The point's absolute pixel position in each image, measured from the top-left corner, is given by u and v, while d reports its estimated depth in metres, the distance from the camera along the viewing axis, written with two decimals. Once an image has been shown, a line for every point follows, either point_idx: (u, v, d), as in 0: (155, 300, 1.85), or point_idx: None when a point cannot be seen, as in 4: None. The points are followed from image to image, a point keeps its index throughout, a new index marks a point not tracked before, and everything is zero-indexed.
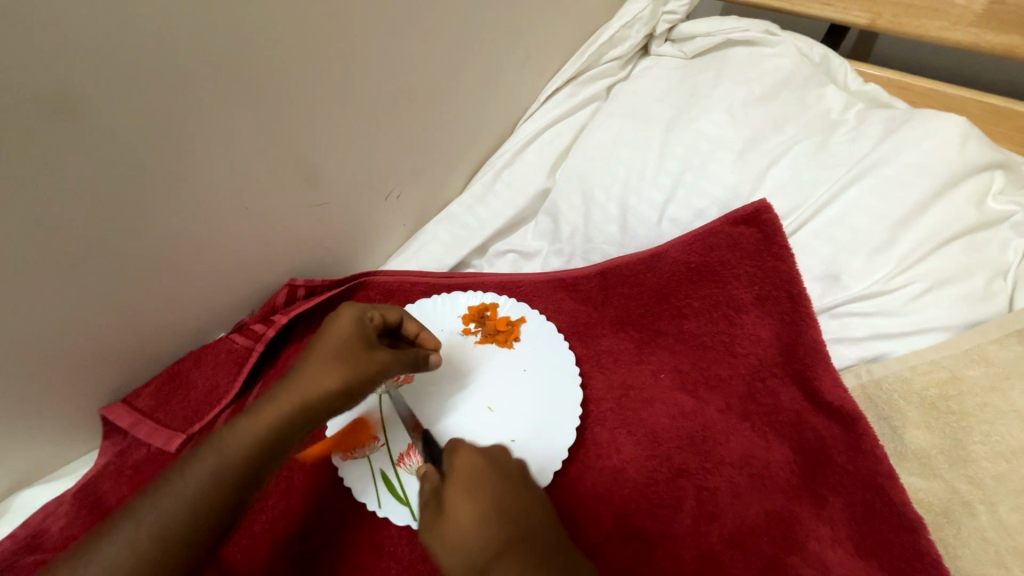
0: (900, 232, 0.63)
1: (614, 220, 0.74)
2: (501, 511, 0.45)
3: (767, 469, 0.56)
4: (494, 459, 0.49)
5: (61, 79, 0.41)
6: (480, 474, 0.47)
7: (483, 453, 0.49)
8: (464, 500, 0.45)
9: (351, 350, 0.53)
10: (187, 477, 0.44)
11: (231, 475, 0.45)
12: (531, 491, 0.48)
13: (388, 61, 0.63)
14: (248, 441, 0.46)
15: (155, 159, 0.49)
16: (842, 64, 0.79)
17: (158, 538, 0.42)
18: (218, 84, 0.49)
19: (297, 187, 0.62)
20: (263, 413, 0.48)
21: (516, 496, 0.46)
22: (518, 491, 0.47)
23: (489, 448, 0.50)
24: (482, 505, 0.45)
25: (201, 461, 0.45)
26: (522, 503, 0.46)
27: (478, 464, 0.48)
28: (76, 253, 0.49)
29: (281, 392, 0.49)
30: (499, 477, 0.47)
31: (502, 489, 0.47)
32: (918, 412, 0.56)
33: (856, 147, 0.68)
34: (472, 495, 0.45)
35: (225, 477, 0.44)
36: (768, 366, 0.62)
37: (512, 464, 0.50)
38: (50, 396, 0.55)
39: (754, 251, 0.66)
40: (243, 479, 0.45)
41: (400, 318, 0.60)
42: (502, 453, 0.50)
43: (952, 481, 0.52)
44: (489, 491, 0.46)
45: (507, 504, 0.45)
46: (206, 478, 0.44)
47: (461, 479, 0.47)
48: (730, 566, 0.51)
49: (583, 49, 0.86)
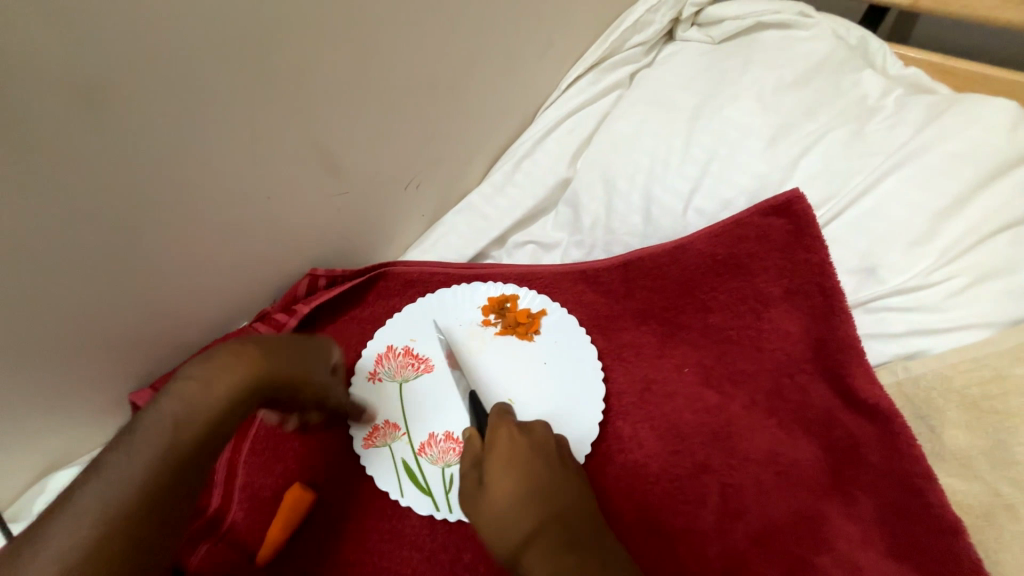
0: (941, 223, 0.60)
1: (637, 211, 0.73)
2: (543, 490, 0.49)
3: (794, 467, 0.54)
4: (532, 436, 0.52)
5: (87, 67, 0.41)
6: (521, 452, 0.50)
7: (521, 433, 0.52)
8: (506, 477, 0.49)
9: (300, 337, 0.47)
10: (103, 483, 0.37)
11: (176, 458, 0.39)
12: (566, 466, 0.51)
13: (410, 48, 0.62)
14: (191, 418, 0.40)
15: (179, 148, 0.49)
16: (880, 47, 0.75)
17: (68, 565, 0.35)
18: (241, 72, 0.49)
19: (318, 176, 0.61)
20: (175, 411, 0.40)
21: (554, 473, 0.50)
22: (555, 468, 0.50)
23: (527, 426, 0.53)
24: (527, 484, 0.49)
25: (142, 436, 0.39)
26: (561, 478, 0.50)
27: (516, 446, 0.51)
28: (104, 241, 0.49)
29: (200, 388, 0.40)
30: (540, 455, 0.51)
31: (544, 468, 0.50)
32: (958, 411, 0.54)
33: (894, 135, 0.65)
34: (516, 474, 0.49)
35: (170, 460, 0.39)
36: (796, 361, 0.60)
37: (550, 443, 0.52)
38: (80, 382, 0.56)
39: (783, 242, 0.64)
40: (168, 486, 0.38)
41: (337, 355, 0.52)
42: (539, 431, 0.53)
43: (994, 483, 0.50)
44: (532, 470, 0.49)
45: (548, 483, 0.49)
46: (126, 485, 0.37)
47: (503, 455, 0.50)
48: (754, 564, 0.50)
49: (606, 35, 0.84)
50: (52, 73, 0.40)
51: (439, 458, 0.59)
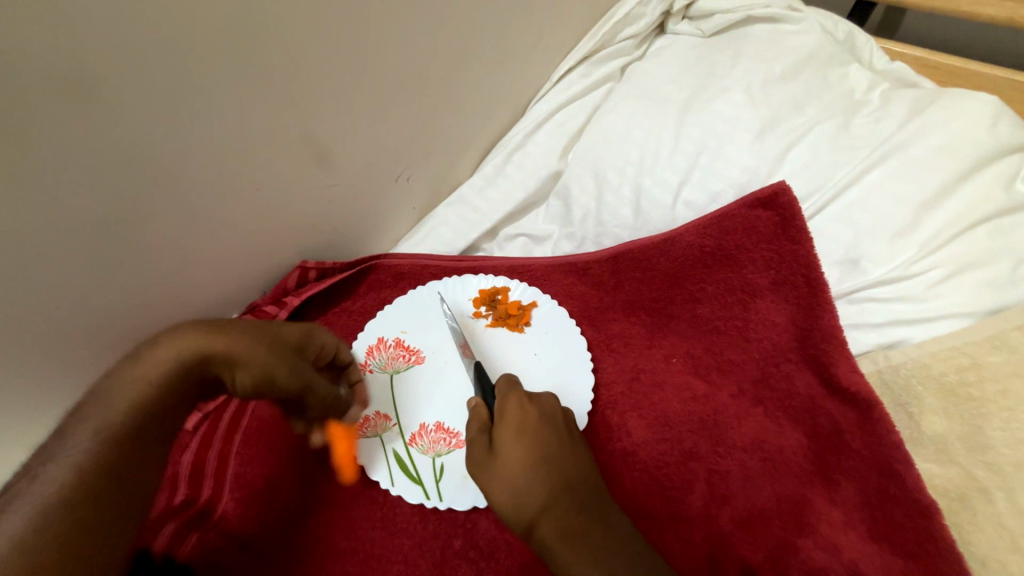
0: (924, 215, 0.61)
1: (627, 203, 0.73)
2: (556, 461, 0.46)
3: (779, 454, 0.56)
4: (541, 407, 0.50)
5: (72, 58, 0.40)
6: (533, 421, 0.48)
7: (532, 403, 0.50)
8: (520, 448, 0.46)
9: (285, 342, 0.48)
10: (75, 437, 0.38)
11: (133, 417, 0.39)
12: (573, 437, 0.50)
13: (401, 39, 0.62)
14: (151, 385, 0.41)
15: (168, 139, 0.49)
16: (867, 41, 0.76)
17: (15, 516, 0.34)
18: (230, 63, 0.49)
19: (308, 168, 0.61)
20: (168, 361, 0.41)
21: (564, 445, 0.48)
22: (565, 439, 0.49)
23: (535, 397, 0.51)
24: (542, 455, 0.46)
25: (93, 410, 0.39)
26: (572, 450, 0.48)
27: (529, 415, 0.49)
28: (91, 233, 0.49)
29: (200, 344, 0.43)
30: (551, 425, 0.49)
31: (555, 439, 0.48)
32: (937, 398, 0.55)
33: (880, 128, 0.66)
34: (529, 445, 0.46)
35: (135, 413, 0.39)
36: (782, 351, 0.61)
37: (558, 414, 0.51)
38: (69, 374, 0.56)
39: (770, 234, 0.65)
40: (133, 440, 0.39)
41: (345, 351, 0.56)
42: (548, 402, 0.51)
43: (969, 468, 0.52)
44: (544, 441, 0.47)
45: (560, 455, 0.47)
46: (48, 495, 0.35)
47: (514, 426, 0.48)
48: (739, 548, 0.52)
49: (597, 28, 0.84)
50: (37, 64, 0.39)
51: (429, 448, 0.60)
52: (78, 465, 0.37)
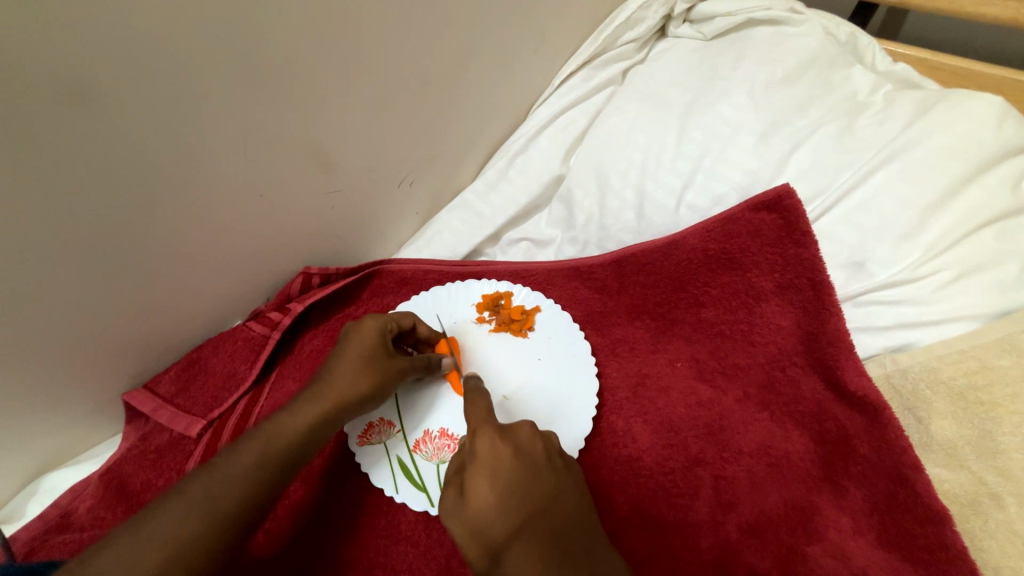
0: (930, 217, 0.60)
1: (630, 207, 0.73)
2: (532, 507, 0.42)
3: (785, 459, 0.55)
4: (520, 444, 0.45)
5: (75, 69, 0.41)
6: (507, 463, 0.44)
7: (506, 439, 0.45)
8: (491, 495, 0.42)
9: (373, 359, 0.55)
10: (231, 461, 0.45)
11: (276, 465, 0.47)
12: (556, 475, 0.45)
13: (401, 45, 0.62)
14: (289, 438, 0.48)
15: (170, 148, 0.49)
16: (870, 42, 0.76)
17: (180, 524, 0.41)
18: (230, 71, 0.49)
19: (310, 174, 0.61)
20: (306, 409, 0.51)
21: (543, 486, 0.44)
22: (545, 479, 0.44)
23: (512, 432, 0.46)
24: (514, 500, 0.42)
25: (243, 456, 0.46)
26: (551, 491, 0.44)
27: (502, 455, 0.44)
28: (94, 242, 0.49)
29: (323, 392, 0.52)
30: (525, 464, 0.44)
31: (533, 480, 0.44)
32: (946, 402, 0.54)
33: (884, 130, 0.66)
34: (504, 489, 0.42)
35: (274, 463, 0.47)
36: (788, 355, 0.61)
37: (538, 446, 0.46)
38: (72, 382, 0.56)
39: (775, 238, 0.64)
40: (286, 457, 0.48)
41: (415, 324, 0.62)
42: (525, 435, 0.46)
43: (979, 473, 0.51)
44: (521, 484, 0.43)
45: (536, 496, 0.43)
46: (191, 518, 0.42)
47: (486, 470, 0.43)
48: (747, 556, 0.51)
49: (598, 32, 0.84)
50: (39, 73, 0.39)
51: (434, 454, 0.59)
52: (235, 485, 0.44)
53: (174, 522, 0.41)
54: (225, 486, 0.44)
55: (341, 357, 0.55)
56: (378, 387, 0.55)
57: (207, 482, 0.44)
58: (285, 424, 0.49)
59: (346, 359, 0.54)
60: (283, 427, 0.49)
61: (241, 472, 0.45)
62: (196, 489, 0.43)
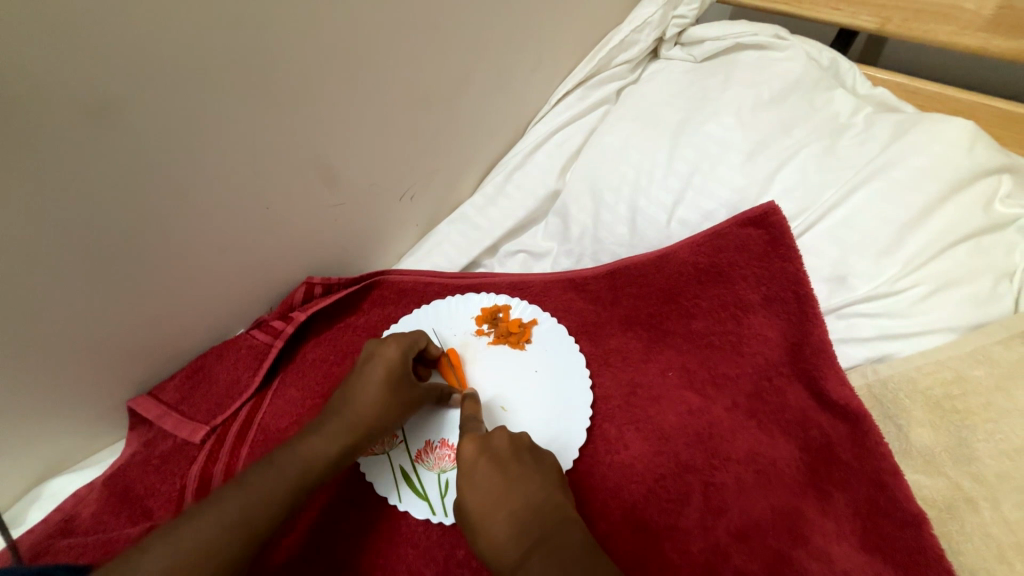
0: (907, 233, 0.63)
1: (623, 221, 0.76)
2: (497, 498, 0.47)
3: (772, 466, 0.57)
4: (492, 447, 0.50)
5: (94, 87, 0.43)
6: (478, 468, 0.49)
7: (479, 446, 0.50)
8: (471, 496, 0.48)
9: (394, 386, 0.57)
10: (261, 480, 0.47)
11: (300, 485, 0.49)
12: (521, 466, 0.49)
13: (404, 67, 0.65)
14: (313, 462, 0.51)
15: (180, 160, 0.51)
16: (851, 68, 0.80)
17: (215, 542, 0.43)
18: (239, 88, 0.51)
19: (315, 187, 0.64)
20: (330, 434, 0.53)
21: (509, 475, 0.48)
22: (512, 474, 0.48)
23: (487, 436, 0.51)
24: (488, 498, 0.47)
25: (269, 475, 0.48)
26: (515, 481, 0.48)
27: (472, 461, 0.49)
28: (102, 251, 0.51)
29: (347, 416, 0.55)
30: (495, 466, 0.49)
31: (502, 476, 0.48)
32: (924, 411, 0.57)
33: (863, 151, 0.69)
34: (474, 486, 0.48)
35: (298, 484, 0.49)
36: (774, 365, 0.63)
37: (506, 446, 0.50)
38: (77, 388, 0.57)
39: (761, 251, 0.67)
40: (312, 480, 0.50)
41: (432, 351, 0.63)
42: (499, 439, 0.51)
43: (956, 478, 0.53)
44: (489, 480, 0.48)
45: (505, 490, 0.47)
46: (218, 533, 0.43)
47: (466, 476, 0.49)
48: (734, 559, 0.53)
49: (594, 53, 0.88)
50: (55, 87, 0.41)
51: (435, 464, 0.61)
52: (261, 502, 0.46)
53: (208, 540, 0.42)
54: (256, 507, 0.46)
55: (363, 382, 0.57)
56: (399, 414, 0.57)
57: (242, 502, 0.45)
58: (310, 448, 0.51)
59: (369, 384, 0.57)
60: (307, 451, 0.51)
61: (274, 494, 0.47)
62: (227, 504, 0.45)
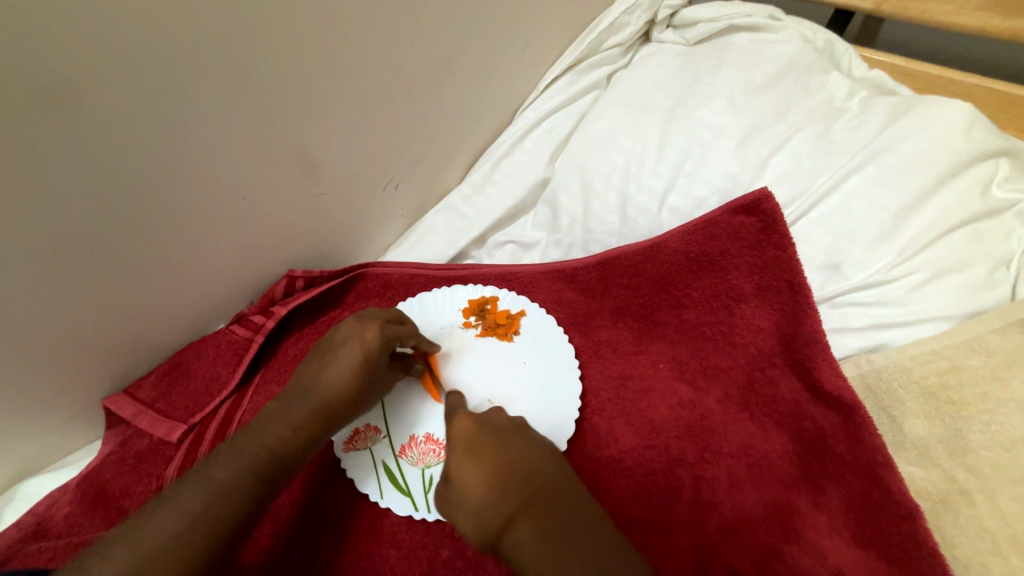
0: (904, 220, 0.62)
1: (614, 210, 0.74)
2: (511, 472, 0.45)
3: (764, 459, 0.56)
4: (491, 423, 0.49)
5: (50, 73, 0.41)
6: (483, 443, 0.47)
7: (481, 424, 0.49)
8: (479, 471, 0.46)
9: (361, 367, 0.55)
10: (223, 472, 0.47)
11: (265, 474, 0.48)
12: (526, 442, 0.48)
13: (385, 51, 0.62)
14: (279, 449, 0.50)
15: (149, 151, 0.49)
16: (847, 49, 0.78)
17: (177, 542, 0.43)
18: (209, 74, 0.49)
19: (293, 178, 0.61)
20: (295, 421, 0.52)
21: (515, 450, 0.47)
22: (517, 448, 0.47)
23: (484, 414, 0.50)
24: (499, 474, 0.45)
25: (233, 466, 0.48)
26: (524, 457, 0.47)
27: (476, 436, 0.48)
28: (67, 246, 0.49)
29: (313, 401, 0.53)
30: (501, 439, 0.48)
31: (508, 450, 0.47)
32: (919, 401, 0.56)
33: (858, 135, 0.67)
34: (481, 461, 0.46)
35: (263, 472, 0.48)
36: (767, 356, 0.61)
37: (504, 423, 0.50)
38: (48, 388, 0.55)
39: (753, 240, 0.66)
40: (279, 472, 0.49)
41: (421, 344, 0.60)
42: (496, 417, 0.51)
43: (950, 470, 0.52)
44: (489, 454, 0.46)
45: (517, 465, 0.46)
46: (178, 526, 0.43)
47: (470, 452, 0.47)
48: (725, 555, 0.52)
49: (583, 36, 0.85)
50: (11, 73, 0.39)
51: (419, 459, 0.59)
52: (221, 494, 0.46)
53: (169, 536, 0.43)
54: (220, 504, 0.45)
55: (329, 365, 0.55)
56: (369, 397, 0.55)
57: (202, 496, 0.45)
58: (274, 435, 0.51)
59: (336, 368, 0.54)
60: (272, 439, 0.50)
61: (238, 490, 0.46)
62: (187, 499, 0.45)
